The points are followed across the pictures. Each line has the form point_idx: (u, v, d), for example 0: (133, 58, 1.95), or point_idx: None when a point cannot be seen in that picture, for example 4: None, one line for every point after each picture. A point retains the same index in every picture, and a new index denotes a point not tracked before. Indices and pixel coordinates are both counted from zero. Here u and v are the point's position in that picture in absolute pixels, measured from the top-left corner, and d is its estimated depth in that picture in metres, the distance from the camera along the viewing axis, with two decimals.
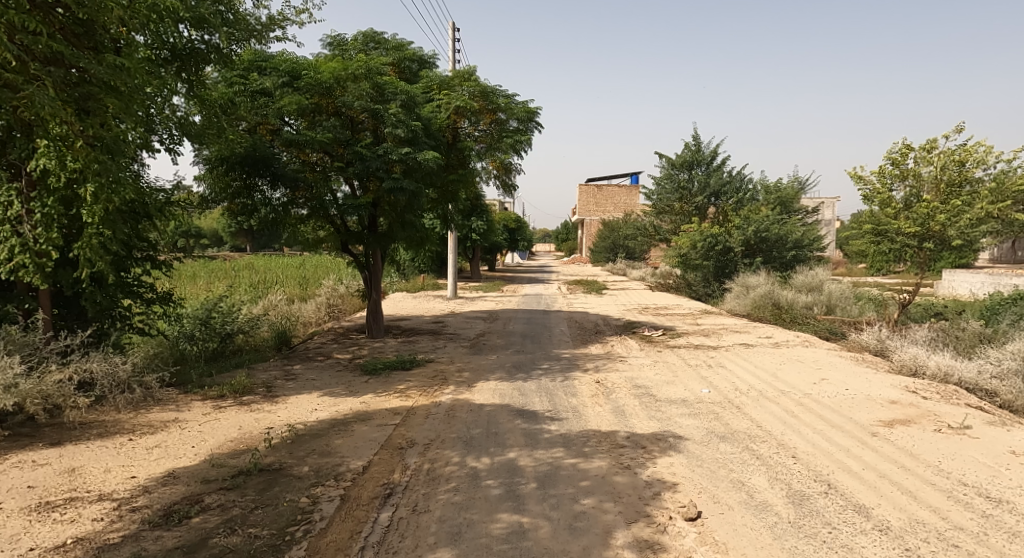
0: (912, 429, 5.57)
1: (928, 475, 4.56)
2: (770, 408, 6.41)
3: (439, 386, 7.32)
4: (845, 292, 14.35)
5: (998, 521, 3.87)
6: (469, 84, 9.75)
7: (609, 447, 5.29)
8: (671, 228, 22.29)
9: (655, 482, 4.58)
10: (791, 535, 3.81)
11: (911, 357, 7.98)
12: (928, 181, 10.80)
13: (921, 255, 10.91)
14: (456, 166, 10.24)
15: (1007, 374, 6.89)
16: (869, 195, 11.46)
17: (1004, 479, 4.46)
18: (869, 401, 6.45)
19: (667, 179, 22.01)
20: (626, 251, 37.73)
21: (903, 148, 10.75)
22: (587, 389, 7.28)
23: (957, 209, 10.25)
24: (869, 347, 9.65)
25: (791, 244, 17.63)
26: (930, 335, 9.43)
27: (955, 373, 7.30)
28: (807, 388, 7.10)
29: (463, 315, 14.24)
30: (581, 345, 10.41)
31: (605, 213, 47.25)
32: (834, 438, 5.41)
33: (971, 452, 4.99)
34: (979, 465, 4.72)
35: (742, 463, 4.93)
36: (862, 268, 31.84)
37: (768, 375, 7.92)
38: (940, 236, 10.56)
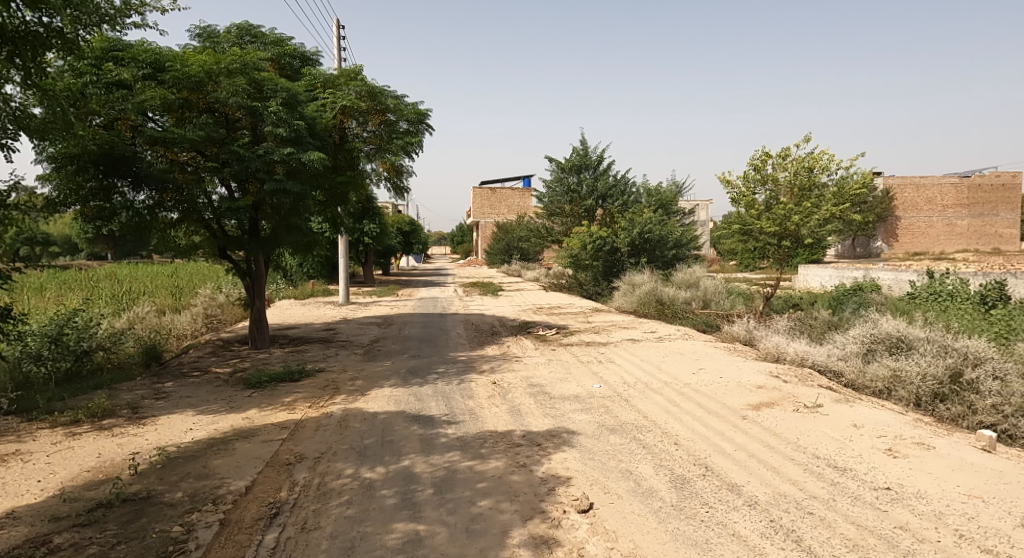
0: (775, 410, 6.12)
1: (789, 451, 5.03)
2: (655, 399, 6.78)
3: (329, 396, 7.03)
4: (719, 287, 15.51)
5: (843, 487, 4.34)
6: (355, 84, 9.45)
7: (505, 447, 5.35)
8: (562, 230, 22.98)
9: (549, 478, 4.69)
10: (674, 518, 4.05)
11: (774, 345, 8.78)
12: (784, 185, 11.94)
13: (780, 253, 12.06)
14: (345, 167, 9.82)
15: (850, 355, 7.76)
16: (736, 198, 12.46)
17: (849, 450, 5.01)
18: (740, 387, 7.02)
19: (557, 182, 22.67)
20: (521, 252, 38.36)
21: (763, 155, 11.81)
22: (483, 391, 7.31)
23: (807, 210, 11.42)
24: (739, 337, 10.50)
25: (671, 244, 18.77)
26: (790, 325, 10.41)
27: (809, 357, 8.13)
28: (686, 378, 7.59)
29: (356, 321, 13.78)
30: (477, 347, 10.46)
31: (499, 215, 47.74)
32: (710, 423, 5.83)
33: (822, 428, 5.56)
34: (829, 439, 5.28)
35: (630, 453, 5.17)
36: (732, 265, 34.64)
37: (653, 367, 8.38)
38: (795, 235, 11.71)
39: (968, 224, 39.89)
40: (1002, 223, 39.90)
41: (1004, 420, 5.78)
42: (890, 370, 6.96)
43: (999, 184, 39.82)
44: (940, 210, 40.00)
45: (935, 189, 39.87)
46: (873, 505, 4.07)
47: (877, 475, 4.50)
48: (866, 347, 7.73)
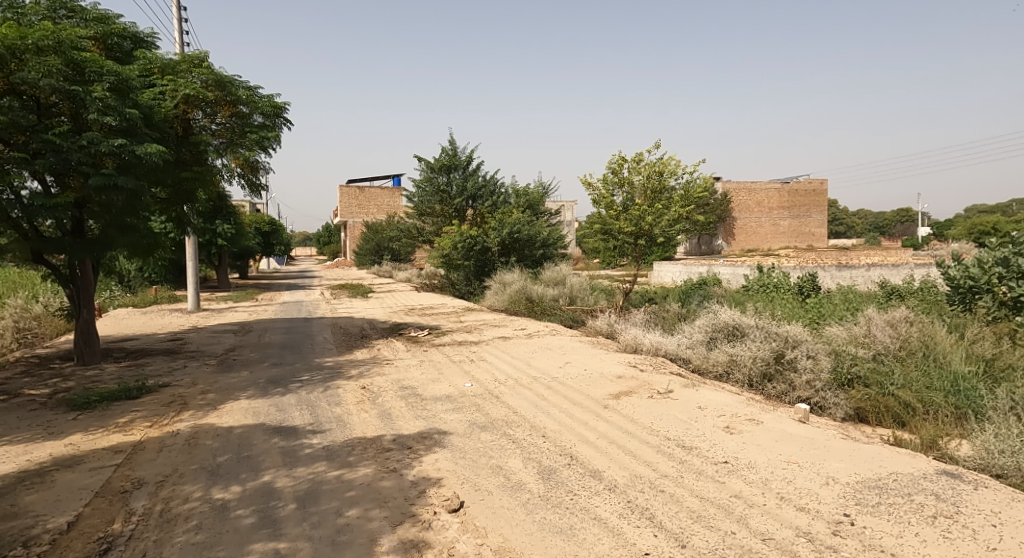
0: (632, 398, 6.52)
1: (644, 435, 5.39)
2: (524, 394, 6.94)
3: (175, 413, 6.40)
4: (583, 284, 16.28)
5: (690, 464, 4.73)
6: (199, 72, 8.68)
7: (374, 453, 5.18)
8: (433, 230, 22.84)
9: (420, 480, 4.62)
10: (541, 508, 4.16)
11: (632, 337, 9.37)
12: (638, 188, 12.79)
13: (637, 251, 12.92)
14: (190, 162, 8.92)
15: (696, 343, 8.51)
16: (597, 200, 13.13)
17: (694, 430, 5.48)
18: (602, 378, 7.40)
19: (426, 182, 22.44)
20: (391, 253, 37.65)
21: (619, 159, 12.57)
22: (351, 397, 7.04)
23: (659, 211, 12.41)
24: (602, 331, 11.08)
25: (539, 243, 19.35)
26: (646, 317, 11.17)
27: (662, 347, 8.80)
28: (553, 372, 7.86)
29: (207, 329, 12.66)
30: (345, 351, 10.07)
31: (367, 215, 46.37)
32: (575, 414, 6.09)
33: (672, 412, 6.03)
34: (677, 421, 5.73)
35: (500, 449, 5.24)
36: (596, 263, 36.56)
37: (523, 363, 8.58)
38: (649, 235, 12.61)
39: (789, 225, 45.52)
40: (815, 223, 45.97)
41: (815, 393, 6.66)
42: (728, 355, 7.73)
43: (813, 190, 45.76)
44: (767, 211, 45.16)
45: (763, 194, 44.92)
46: (713, 478, 4.48)
47: (716, 451, 4.96)
48: (709, 335, 8.50)
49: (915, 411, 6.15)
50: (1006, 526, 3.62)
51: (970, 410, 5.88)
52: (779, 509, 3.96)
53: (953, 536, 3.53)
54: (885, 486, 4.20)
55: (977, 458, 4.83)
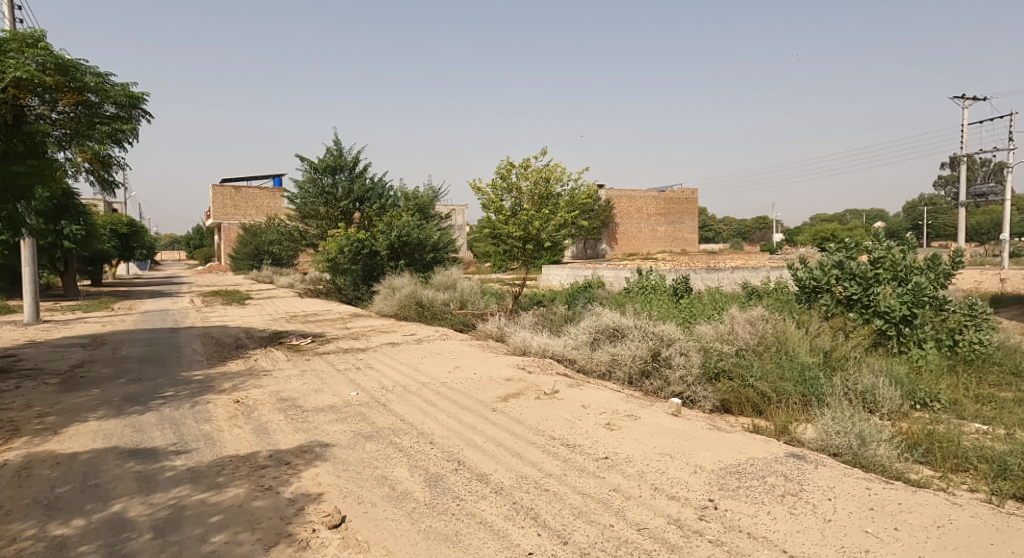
0: (520, 400, 6.61)
1: (530, 436, 5.47)
2: (412, 401, 6.80)
3: (4, 441, 5.59)
4: (474, 287, 16.32)
5: (573, 462, 4.86)
6: (35, 52, 7.69)
7: (247, 471, 4.83)
8: (317, 233, 21.88)
9: (298, 497, 4.37)
10: (426, 516, 4.09)
11: (521, 340, 9.52)
12: (526, 194, 13.04)
13: (526, 255, 13.19)
14: (25, 155, 7.85)
15: (581, 344, 8.82)
16: (486, 204, 13.23)
17: (578, 428, 5.65)
18: (490, 382, 7.43)
19: (310, 183, 21.36)
20: (272, 257, 35.63)
21: (507, 165, 12.78)
22: (222, 412, 6.53)
23: (546, 216, 12.76)
24: (491, 334, 11.16)
25: (429, 247, 19.16)
26: (535, 320, 11.41)
27: (550, 348, 9.03)
28: (442, 377, 7.79)
29: (50, 344, 11.22)
30: (217, 364, 9.35)
31: (244, 216, 43.58)
32: (463, 419, 6.06)
33: (557, 411, 6.18)
34: (562, 420, 5.88)
35: (385, 458, 5.09)
36: (487, 267, 36.93)
37: (411, 369, 8.42)
38: (537, 239, 12.92)
39: (665, 230, 48.59)
40: (687, 229, 49.51)
41: (687, 388, 7.15)
42: (610, 354, 8.09)
43: (685, 197, 49.25)
44: (646, 217, 47.93)
45: (642, 201, 47.61)
46: (594, 474, 4.63)
47: (598, 447, 5.15)
48: (593, 336, 8.84)
49: (770, 400, 6.77)
50: (840, 498, 4.05)
51: (814, 397, 6.58)
52: (654, 499, 4.17)
53: (798, 511, 3.90)
54: (744, 471, 4.56)
55: (818, 440, 5.40)
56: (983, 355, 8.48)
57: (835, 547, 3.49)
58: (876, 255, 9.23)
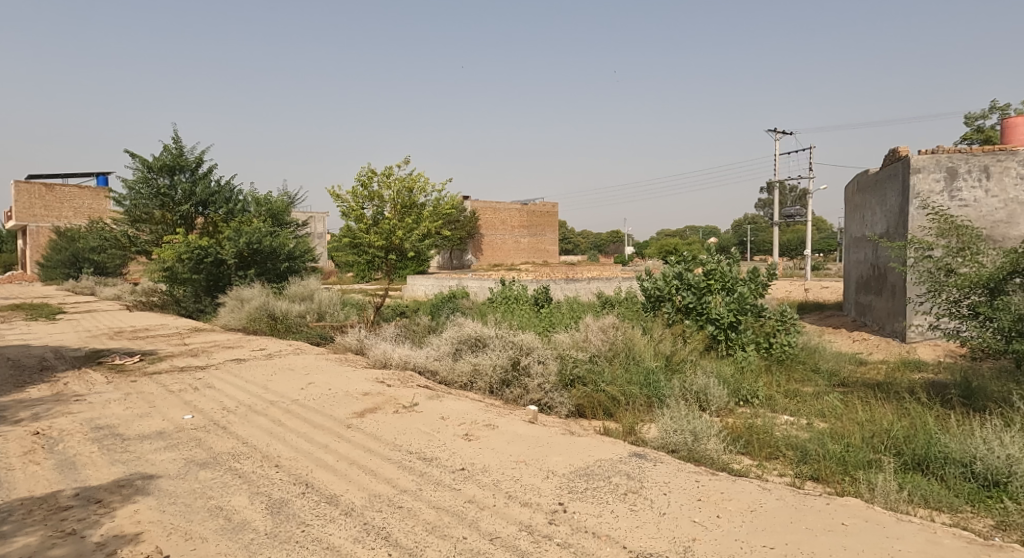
0: (376, 415, 6.40)
1: (386, 452, 5.30)
2: (257, 422, 6.31)
3: None
4: (333, 298, 15.63)
5: (429, 476, 4.79)
6: None
7: (45, 515, 4.17)
8: (151, 239, 19.70)
9: (110, 540, 3.85)
10: (266, 547, 3.79)
11: (381, 352, 9.27)
12: (388, 203, 12.76)
13: (388, 265, 12.92)
14: None
15: (443, 355, 8.79)
16: (346, 212, 12.74)
17: (435, 441, 5.58)
18: (346, 397, 7.12)
19: (142, 183, 19.12)
20: (93, 265, 31.45)
21: (369, 172, 12.43)
22: (17, 447, 5.59)
23: (409, 226, 12.58)
24: (350, 347, 10.74)
25: (283, 256, 18.01)
26: (396, 331, 11.17)
27: (411, 360, 8.88)
28: (294, 395, 7.32)
29: None
30: (14, 390, 8.01)
31: (59, 217, 38.08)
32: (314, 438, 5.73)
33: (415, 425, 6.07)
34: (420, 434, 5.78)
35: (221, 487, 4.65)
36: (348, 278, 35.62)
37: (258, 388, 7.82)
38: (400, 249, 12.71)
39: (527, 242, 50.16)
40: (548, 241, 51.61)
41: (545, 395, 7.42)
42: (472, 364, 8.15)
43: (546, 212, 51.28)
44: (509, 229, 49.13)
45: (506, 213, 48.70)
46: (450, 486, 4.60)
47: (455, 459, 5.12)
48: (455, 347, 8.85)
49: (619, 403, 7.21)
50: (673, 492, 4.39)
51: (656, 398, 7.12)
52: (507, 508, 4.23)
53: (638, 508, 4.16)
54: (592, 473, 4.79)
55: (658, 438, 5.85)
56: (792, 355, 9.75)
57: (668, 539, 3.76)
58: (709, 268, 10.22)
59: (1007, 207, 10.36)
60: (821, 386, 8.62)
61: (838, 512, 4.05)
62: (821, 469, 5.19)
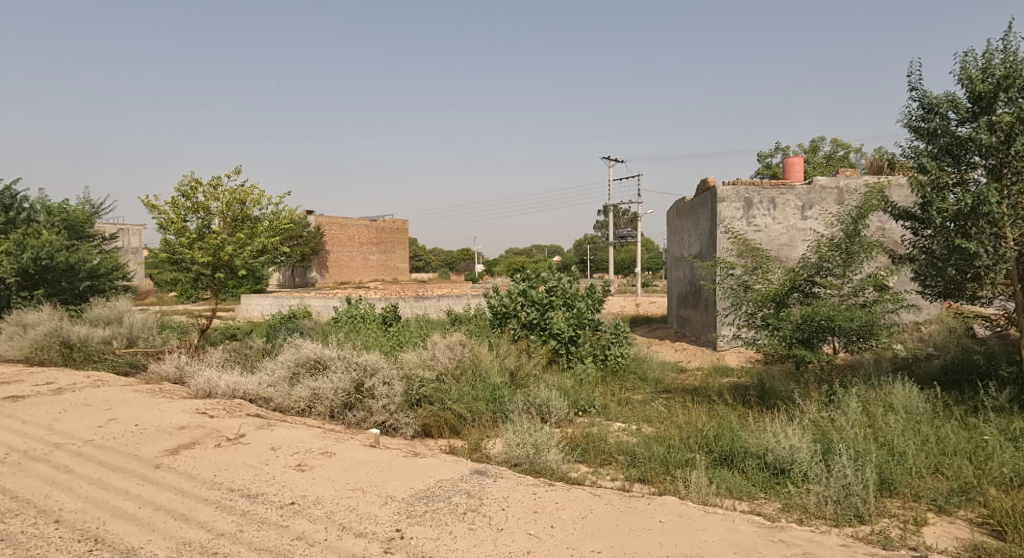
0: (193, 451, 5.76)
1: (202, 492, 4.78)
2: (35, 470, 5.35)
3: None
4: (148, 321, 13.91)
5: (252, 515, 4.39)
6: None
7: None
8: None
9: None
10: None
11: (204, 380, 8.39)
12: (216, 215, 11.68)
13: (215, 283, 11.81)
14: None
15: (278, 380, 8.17)
16: (164, 224, 11.45)
17: (262, 475, 5.15)
18: (157, 432, 6.32)
19: None
20: None
21: (192, 182, 11.31)
22: None
23: (240, 241, 11.61)
24: (167, 376, 9.59)
25: (84, 274, 15.68)
26: (224, 356, 10.19)
27: (240, 387, 8.15)
28: (88, 434, 6.34)
29: None
30: None
31: None
32: (112, 483, 5.00)
33: (240, 458, 5.55)
34: (245, 468, 5.30)
35: None
36: (172, 298, 32.02)
37: (40, 429, 6.66)
38: (229, 266, 11.69)
39: (375, 259, 48.87)
40: (398, 258, 50.76)
41: (389, 416, 7.20)
42: (310, 389, 7.68)
43: (395, 229, 50.48)
44: (357, 245, 47.53)
45: (353, 229, 47.09)
46: (276, 524, 4.25)
47: (283, 493, 4.76)
48: (292, 371, 8.27)
49: (465, 420, 7.21)
50: (511, 506, 4.46)
51: (501, 413, 7.25)
52: (339, 540, 4.00)
53: (476, 526, 4.16)
54: (432, 494, 4.71)
55: (502, 453, 5.93)
56: (624, 366, 10.50)
57: (504, 555, 3.80)
58: (551, 285, 10.67)
59: (789, 233, 12.16)
60: (649, 393, 9.37)
61: (658, 510, 4.39)
62: (647, 471, 5.60)
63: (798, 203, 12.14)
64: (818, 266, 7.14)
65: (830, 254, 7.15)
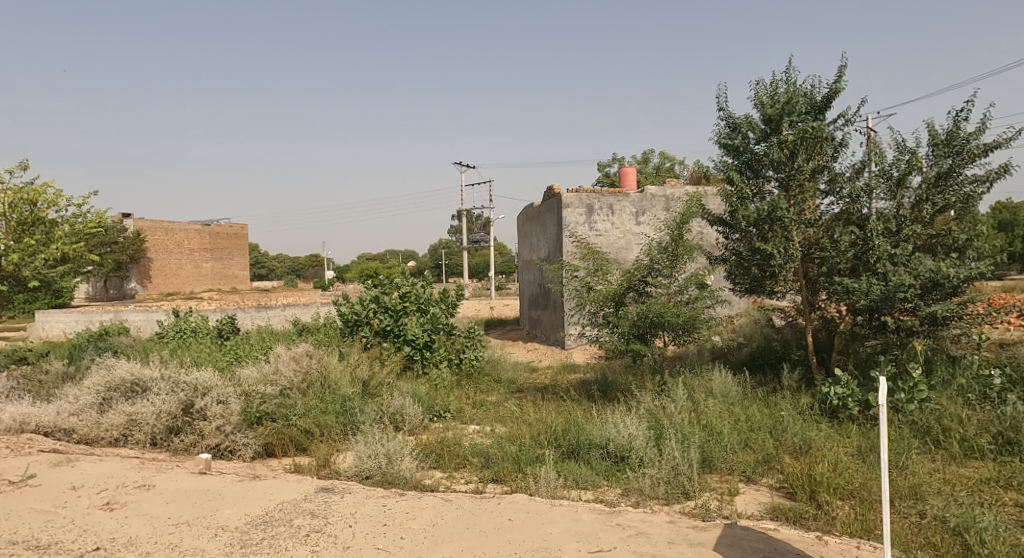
0: None
1: None
2: None
3: None
4: None
5: None
6: None
7: None
8: None
9: None
10: None
11: None
12: None
13: None
14: None
15: (83, 408, 7.11)
16: None
17: (57, 521, 4.44)
18: None
19: None
20: None
21: None
22: None
23: (31, 248, 9.96)
24: None
25: None
26: (11, 384, 8.66)
27: (33, 420, 6.97)
28: None
29: None
30: None
31: None
32: None
33: (29, 504, 4.75)
34: (35, 515, 4.54)
35: None
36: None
37: None
38: (15, 278, 9.97)
39: (209, 267, 44.73)
40: (235, 266, 46.90)
41: (225, 438, 6.57)
42: (126, 415, 6.79)
43: (232, 234, 46.61)
44: (187, 253, 43.19)
45: (182, 234, 42.70)
46: None
47: (86, 540, 4.15)
48: (102, 396, 7.23)
49: (312, 435, 6.83)
50: (359, 522, 4.29)
51: (351, 425, 6.98)
52: None
53: (319, 548, 3.95)
54: (271, 519, 4.38)
55: (351, 467, 5.69)
56: (479, 368, 10.63)
57: None
58: (404, 291, 10.44)
59: (626, 237, 13.13)
60: (502, 394, 9.57)
61: (507, 509, 4.49)
62: (500, 471, 5.70)
63: (632, 209, 13.15)
64: (650, 267, 7.77)
65: (659, 257, 7.81)
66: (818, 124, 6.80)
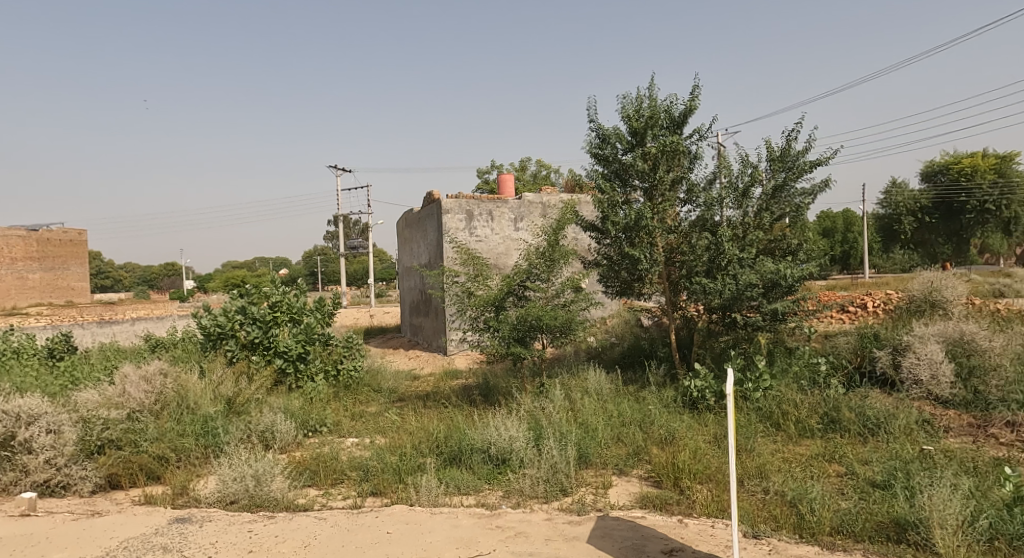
0: None
1: None
2: None
3: None
4: None
5: None
6: None
7: None
8: None
9: None
10: None
11: None
12: None
13: None
14: None
15: None
16: None
17: None
18: None
19: None
20: None
21: None
22: None
23: None
24: None
25: None
26: None
27: None
28: None
29: None
30: None
31: None
32: None
33: None
34: None
35: None
36: None
37: None
38: None
39: (38, 278, 39.32)
40: (72, 276, 41.61)
41: (58, 472, 5.81)
42: None
43: (67, 240, 41.33)
44: (9, 262, 37.63)
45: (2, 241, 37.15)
46: None
47: None
48: None
49: (167, 461, 6.23)
50: (219, 552, 3.97)
51: (215, 447, 6.47)
52: None
53: None
54: None
55: (214, 492, 5.26)
56: (358, 379, 10.30)
57: None
58: (274, 300, 9.79)
59: (505, 243, 13.36)
60: (382, 404, 9.34)
61: (385, 522, 4.37)
62: (379, 483, 5.54)
63: (510, 215, 13.42)
64: (528, 272, 7.96)
65: (538, 262, 8.01)
66: (676, 138, 7.35)
